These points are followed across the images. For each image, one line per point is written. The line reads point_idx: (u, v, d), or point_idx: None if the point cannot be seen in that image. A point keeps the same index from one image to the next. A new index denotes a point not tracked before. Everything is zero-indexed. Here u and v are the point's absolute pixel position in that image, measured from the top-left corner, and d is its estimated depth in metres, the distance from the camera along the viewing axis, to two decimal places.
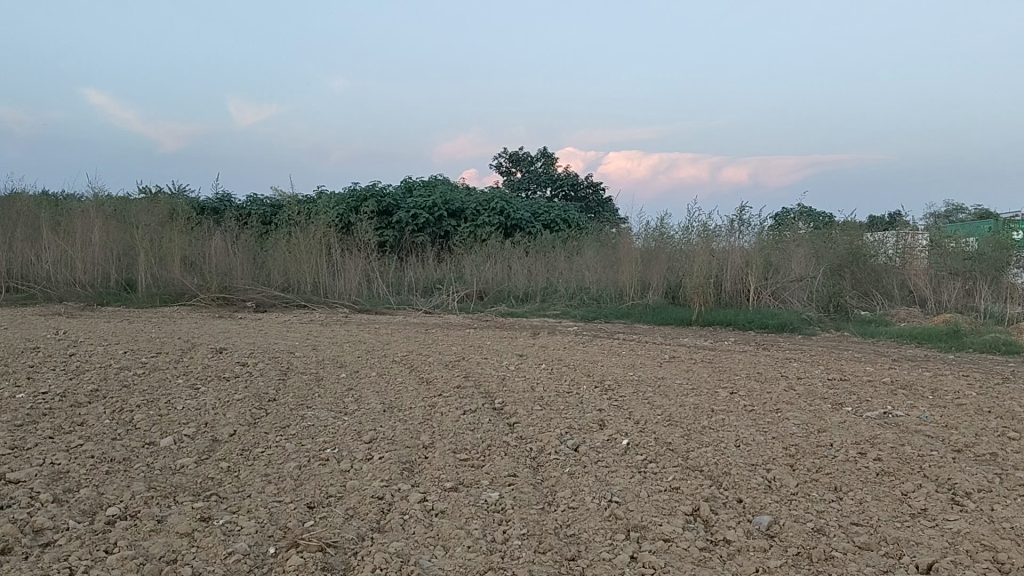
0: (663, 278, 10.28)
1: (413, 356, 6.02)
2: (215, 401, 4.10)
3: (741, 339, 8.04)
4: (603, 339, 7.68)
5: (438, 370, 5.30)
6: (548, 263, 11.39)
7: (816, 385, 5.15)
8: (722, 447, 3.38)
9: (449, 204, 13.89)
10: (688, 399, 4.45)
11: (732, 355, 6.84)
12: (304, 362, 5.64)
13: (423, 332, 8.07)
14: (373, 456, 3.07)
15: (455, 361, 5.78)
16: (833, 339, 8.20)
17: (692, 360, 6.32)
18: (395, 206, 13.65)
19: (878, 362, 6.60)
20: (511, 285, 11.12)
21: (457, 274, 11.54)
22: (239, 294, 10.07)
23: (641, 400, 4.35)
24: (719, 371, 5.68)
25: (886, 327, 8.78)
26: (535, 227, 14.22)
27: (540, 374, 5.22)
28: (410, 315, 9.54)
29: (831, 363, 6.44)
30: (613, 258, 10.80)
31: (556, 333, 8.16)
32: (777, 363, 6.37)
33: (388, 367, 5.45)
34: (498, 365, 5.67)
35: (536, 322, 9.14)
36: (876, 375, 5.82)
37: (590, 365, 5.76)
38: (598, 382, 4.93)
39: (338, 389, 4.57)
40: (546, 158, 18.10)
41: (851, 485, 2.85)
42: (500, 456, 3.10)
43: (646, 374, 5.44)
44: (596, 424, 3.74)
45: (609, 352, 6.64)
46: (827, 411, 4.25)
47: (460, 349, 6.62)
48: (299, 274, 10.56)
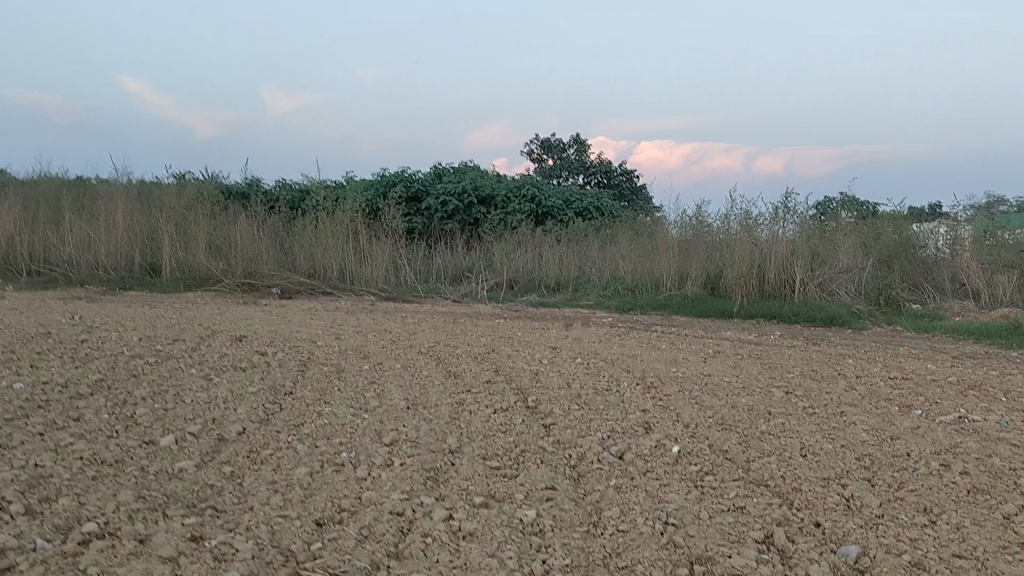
0: (702, 268, 9.85)
1: (440, 347, 5.68)
2: (226, 394, 3.80)
3: (787, 333, 7.62)
4: (641, 331, 7.30)
5: (467, 363, 4.94)
6: (582, 251, 11.01)
7: (877, 385, 4.73)
8: (787, 458, 3.00)
9: (479, 190, 13.55)
10: (741, 400, 4.07)
11: (779, 350, 6.42)
12: (325, 352, 5.33)
13: (451, 321, 7.73)
14: (393, 461, 2.72)
15: (485, 354, 5.43)
16: (886, 335, 7.74)
17: (738, 356, 5.91)
18: (423, 192, 13.34)
19: (939, 359, 6.14)
20: (543, 274, 10.75)
21: (487, 263, 11.21)
22: (264, 280, 9.82)
23: (689, 400, 3.98)
24: (768, 368, 5.27)
25: (941, 322, 8.28)
26: (567, 215, 13.83)
27: (576, 369, 4.86)
28: (439, 303, 9.22)
29: (888, 361, 6.00)
30: (648, 246, 10.38)
31: (590, 324, 7.79)
32: (829, 360, 5.94)
33: (414, 359, 5.11)
34: (531, 358, 5.31)
35: (570, 313, 8.76)
36: (939, 374, 5.37)
37: (629, 359, 5.38)
38: (641, 378, 4.55)
39: (359, 382, 4.24)
40: (579, 144, 17.65)
41: (944, 507, 2.46)
42: (536, 465, 2.74)
43: (691, 370, 5.05)
44: (642, 428, 3.38)
45: (647, 345, 6.25)
46: (896, 415, 3.83)
47: (491, 340, 6.26)
48: (325, 260, 10.27)
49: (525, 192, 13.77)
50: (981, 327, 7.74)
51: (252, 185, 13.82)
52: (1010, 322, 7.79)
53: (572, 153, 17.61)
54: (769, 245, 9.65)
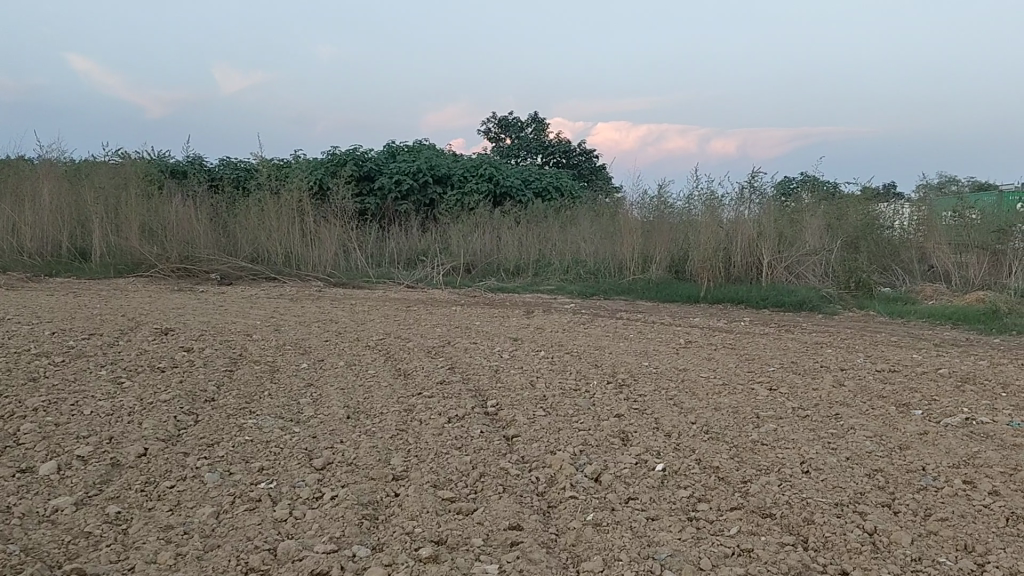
0: (667, 251, 9.45)
1: (389, 340, 5.17)
2: (134, 404, 3.29)
3: (756, 320, 7.24)
4: (605, 318, 6.85)
5: (418, 360, 4.44)
6: (541, 233, 10.53)
7: (868, 379, 4.33)
8: (788, 476, 2.58)
9: (434, 169, 12.99)
10: (723, 401, 3.65)
11: (754, 339, 6.01)
12: (261, 348, 4.80)
13: (403, 310, 7.22)
14: (322, 493, 2.25)
15: (438, 347, 4.94)
16: (859, 320, 7.39)
17: (713, 346, 5.49)
18: (376, 171, 12.75)
19: (922, 348, 5.78)
20: (502, 257, 10.29)
21: (443, 245, 10.72)
22: (201, 266, 9.21)
23: (667, 404, 3.55)
24: (747, 361, 4.85)
25: (914, 306, 7.98)
26: (526, 195, 13.35)
27: (540, 365, 4.40)
28: (390, 289, 8.69)
29: (869, 349, 5.62)
30: (610, 227, 9.94)
31: (551, 311, 7.34)
32: (808, 349, 5.55)
33: (360, 355, 4.62)
34: (490, 352, 4.83)
35: (529, 299, 8.29)
36: (928, 364, 5.01)
37: (596, 352, 4.95)
38: (611, 377, 4.11)
39: (294, 386, 3.73)
40: (538, 123, 17.13)
41: (987, 544, 2.06)
42: (498, 494, 2.29)
43: (664, 363, 4.61)
44: (618, 439, 2.93)
45: (614, 335, 5.81)
46: (897, 418, 3.44)
47: (445, 331, 5.76)
48: (269, 243, 9.69)
49: (482, 171, 13.28)
50: (956, 312, 7.44)
51: (194, 164, 13.13)
52: (987, 307, 7.50)
53: (530, 132, 17.08)
54: (735, 226, 9.25)
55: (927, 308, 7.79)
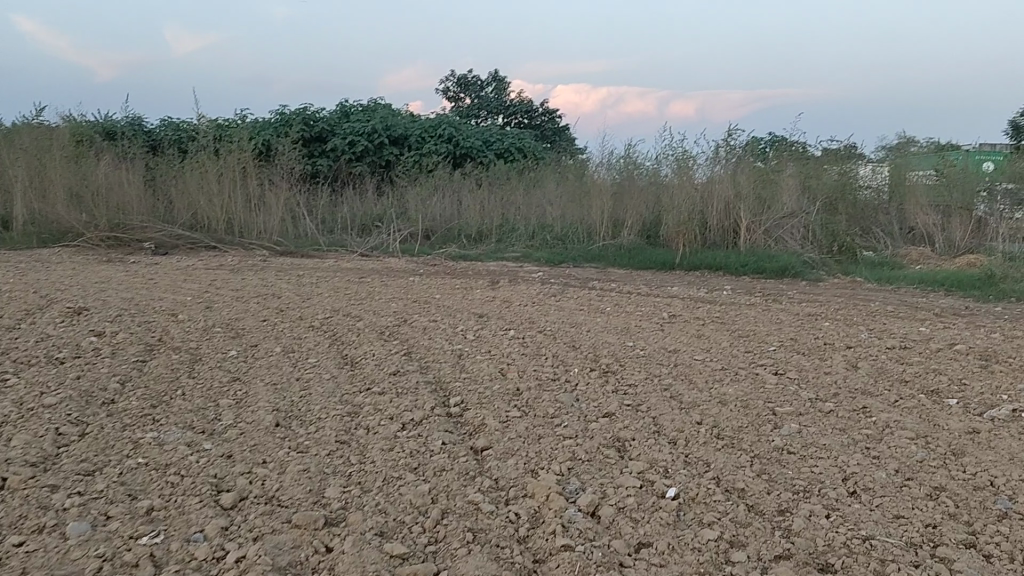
0: (639, 215, 8.88)
1: (336, 320, 4.53)
2: (9, 412, 2.64)
3: (739, 288, 6.72)
4: (577, 289, 6.27)
5: (368, 344, 3.82)
6: (505, 194, 9.90)
7: (882, 360, 3.81)
8: (835, 502, 2.04)
9: (390, 130, 12.26)
10: (728, 392, 3.09)
11: (742, 311, 5.48)
12: (186, 332, 4.13)
13: (354, 282, 6.56)
14: (225, 555, 1.65)
15: (391, 328, 4.32)
16: (846, 287, 6.91)
17: (699, 321, 4.94)
18: (328, 132, 12.00)
19: (923, 319, 5.29)
20: (463, 223, 9.65)
21: (400, 210, 10.05)
22: (134, 234, 8.54)
23: (664, 398, 2.99)
24: (741, 338, 4.30)
25: (902, 271, 7.52)
26: (487, 156, 12.69)
27: (510, 349, 3.82)
28: (343, 258, 8.03)
29: (869, 322, 5.11)
30: (577, 189, 9.33)
31: (517, 281, 6.74)
32: (804, 322, 5.02)
33: (302, 338, 3.99)
34: (451, 332, 4.22)
35: (493, 268, 7.68)
36: (939, 339, 4.51)
37: (572, 330, 4.37)
38: (594, 364, 3.53)
39: (217, 381, 3.10)
40: (498, 81, 16.37)
41: None
42: (467, 549, 1.70)
43: (651, 344, 4.05)
44: (613, 451, 2.36)
45: (589, 309, 5.22)
46: (935, 411, 2.92)
47: (401, 308, 5.13)
48: (209, 209, 8.96)
49: (441, 131, 12.57)
50: (948, 278, 7.00)
51: (132, 124, 12.25)
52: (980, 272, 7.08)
53: (491, 90, 16.32)
54: (709, 185, 8.68)
55: (915, 273, 7.36)
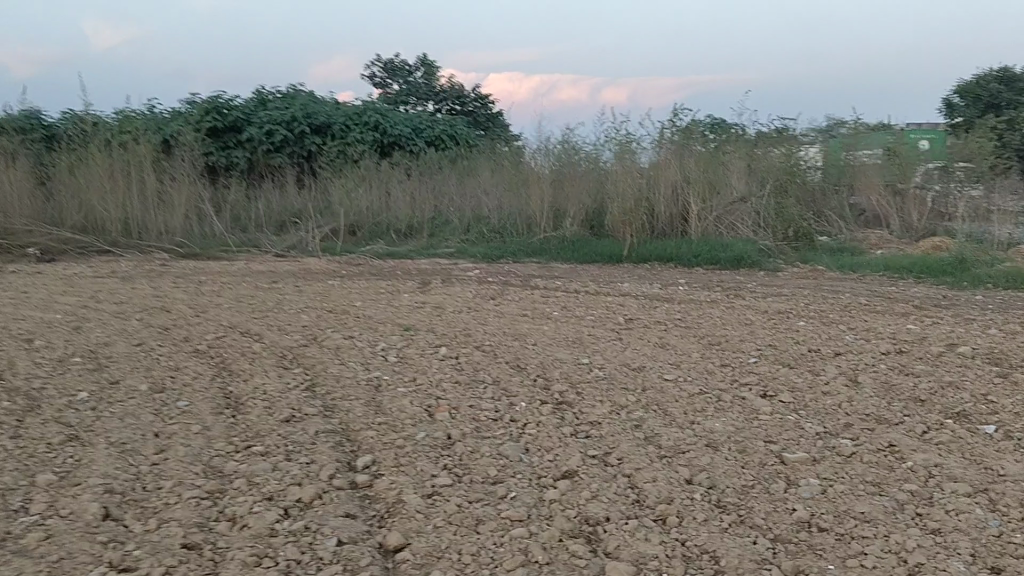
0: (581, 203, 8.20)
1: (230, 341, 3.75)
2: None
3: (694, 282, 6.12)
4: (517, 289, 5.57)
5: (261, 377, 3.06)
6: (436, 184, 9.13)
7: (884, 373, 3.19)
8: None
9: (312, 117, 11.36)
10: (717, 430, 2.43)
11: (705, 310, 4.84)
12: (33, 365, 3.31)
13: (263, 288, 5.75)
14: None
15: (296, 350, 3.55)
16: (808, 277, 6.38)
17: (660, 325, 4.28)
18: (244, 121, 11.09)
19: (905, 314, 4.73)
20: (391, 216, 8.87)
21: (322, 205, 9.22)
22: (17, 239, 7.47)
23: (638, 443, 2.32)
24: (714, 348, 3.65)
25: (864, 257, 7.03)
26: (417, 144, 11.88)
27: (440, 374, 3.09)
28: (255, 260, 7.22)
29: (847, 319, 4.52)
30: (513, 177, 8.61)
31: (450, 281, 6.02)
32: (777, 322, 4.41)
33: (182, 370, 3.21)
34: (369, 353, 3.48)
35: (425, 266, 6.96)
36: (934, 339, 3.95)
37: (516, 344, 3.67)
38: (545, 392, 2.84)
39: (47, 444, 2.32)
40: (427, 66, 15.51)
41: None
42: None
43: (610, 360, 3.37)
44: (583, 545, 1.68)
45: (531, 315, 4.52)
46: (981, 447, 2.31)
47: (313, 321, 4.37)
48: (104, 210, 8.00)
49: (367, 119, 11.73)
50: (915, 263, 6.52)
51: (25, 115, 11.14)
52: (949, 256, 6.60)
53: (420, 76, 15.46)
54: (655, 169, 8.04)
55: (878, 259, 6.86)
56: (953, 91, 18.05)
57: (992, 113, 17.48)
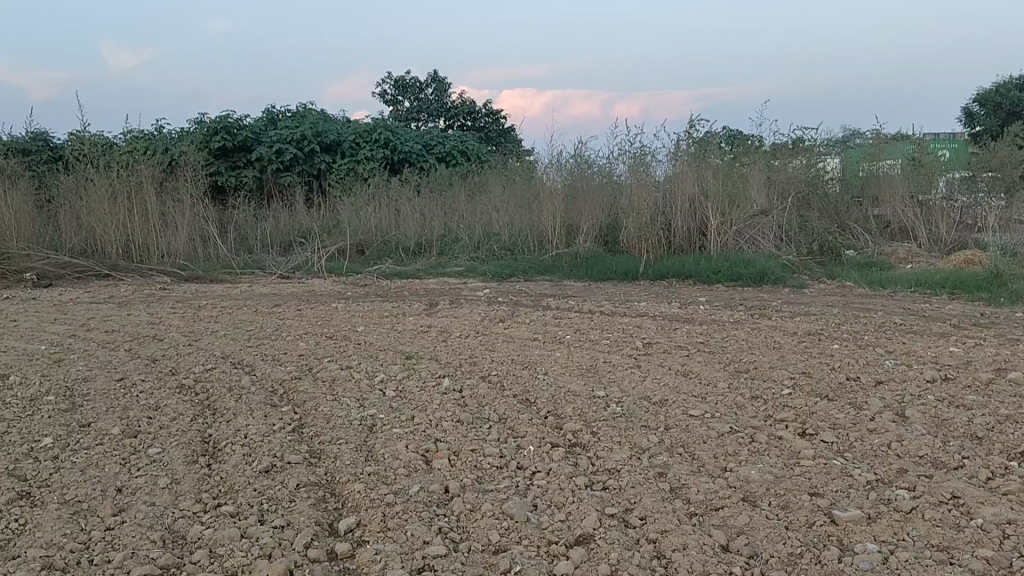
0: (595, 219, 7.92)
1: (218, 374, 3.49)
2: None
3: (715, 300, 5.83)
4: (528, 311, 5.29)
5: (245, 417, 2.79)
6: (446, 201, 8.87)
7: (933, 406, 2.88)
8: None
9: (322, 135, 11.14)
10: (751, 480, 2.15)
11: (728, 332, 4.54)
12: (3, 404, 3.07)
13: (263, 313, 5.50)
14: None
15: (287, 384, 3.29)
16: (835, 294, 6.07)
17: (681, 350, 3.99)
18: (253, 140, 10.90)
19: (943, 334, 4.40)
20: (400, 235, 8.61)
21: (329, 224, 8.98)
22: (15, 264, 7.27)
23: (662, 497, 2.03)
24: (742, 377, 3.35)
25: (893, 272, 6.70)
26: (428, 161, 11.63)
27: (442, 411, 2.82)
28: (258, 282, 6.98)
29: (882, 341, 4.20)
30: (525, 193, 8.34)
31: (459, 303, 5.75)
32: (807, 346, 4.10)
33: (163, 411, 2.95)
34: (365, 387, 3.20)
35: (433, 287, 6.70)
36: (982, 362, 3.63)
37: (526, 374, 3.39)
38: (556, 432, 2.55)
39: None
40: (438, 83, 15.30)
41: None
42: None
43: (628, 392, 3.08)
44: None
45: (544, 340, 4.24)
46: None
47: (311, 349, 4.10)
48: (104, 233, 7.79)
49: (376, 136, 11.51)
50: (948, 278, 6.19)
51: (30, 137, 11.01)
52: (984, 269, 6.26)
53: (430, 92, 15.24)
54: (671, 183, 7.74)
55: (908, 274, 6.54)
56: (973, 98, 17.63)
57: (1013, 121, 17.05)
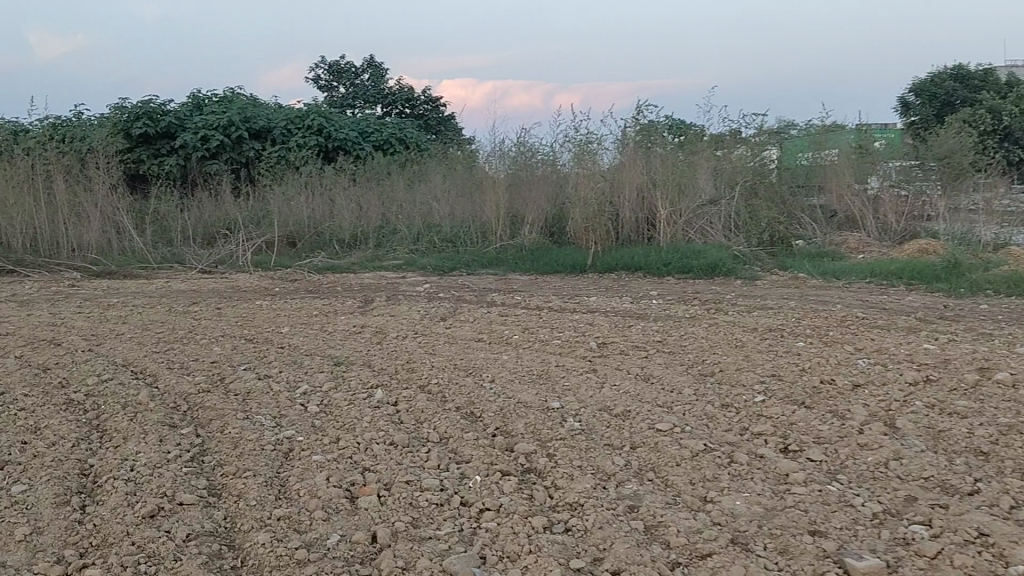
0: (540, 208, 7.55)
1: (115, 388, 3.04)
2: None
3: (667, 294, 5.52)
4: (470, 308, 4.91)
5: (138, 443, 2.37)
6: (383, 189, 8.37)
7: (923, 413, 2.59)
8: None
9: (251, 121, 10.54)
10: (738, 515, 1.81)
11: (686, 330, 4.22)
12: None
13: (180, 312, 5.00)
14: None
15: (194, 400, 2.85)
16: (791, 286, 5.82)
17: (639, 350, 3.65)
18: (177, 126, 10.27)
19: (911, 329, 4.15)
20: (334, 226, 8.14)
21: (258, 214, 8.44)
22: None
23: (638, 542, 1.69)
24: (709, 383, 3.03)
25: (847, 263, 6.51)
26: (364, 149, 11.11)
27: (371, 430, 2.42)
28: (178, 278, 6.46)
29: (850, 337, 3.93)
30: (466, 182, 7.93)
31: (396, 299, 5.34)
32: (773, 343, 3.80)
33: (41, 434, 2.50)
34: (284, 401, 2.79)
35: (369, 281, 6.27)
36: (961, 360, 3.36)
37: (469, 382, 3.00)
38: (505, 456, 2.19)
39: None
40: (375, 68, 14.76)
41: None
42: None
43: (585, 403, 2.73)
44: None
45: (489, 341, 3.86)
46: None
47: (227, 354, 3.66)
48: (8, 226, 7.16)
49: (309, 122, 10.95)
50: (903, 268, 6.00)
51: None
52: (941, 259, 6.08)
53: (367, 78, 14.69)
54: (618, 171, 7.40)
55: (862, 264, 6.34)
56: (909, 88, 17.71)
57: (947, 112, 17.23)
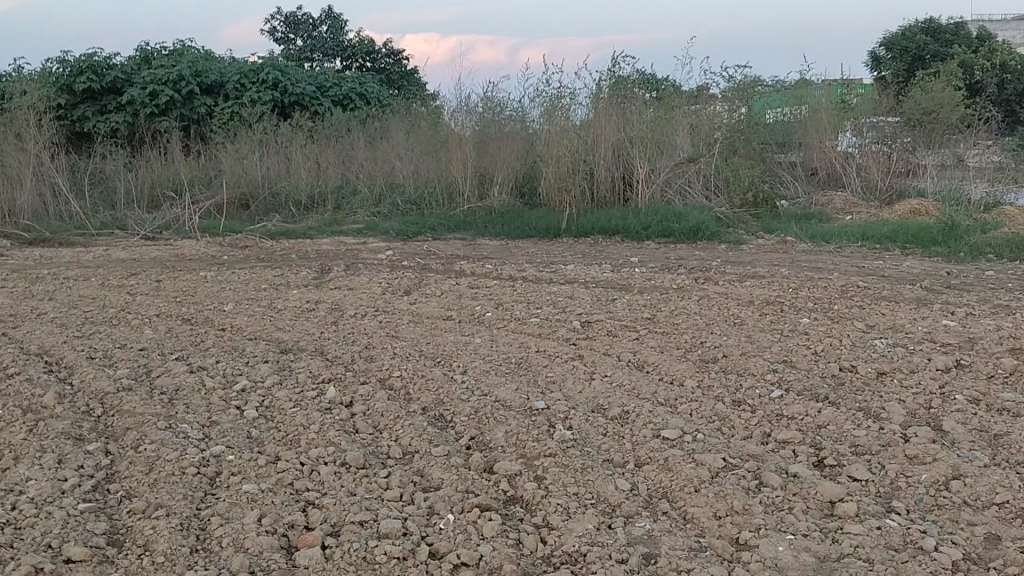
0: (510, 167, 7.09)
1: (18, 387, 2.57)
2: None
3: (649, 261, 5.12)
4: (436, 279, 4.47)
5: (31, 466, 1.92)
6: (342, 147, 7.83)
7: (969, 411, 2.22)
8: None
9: (202, 75, 9.87)
10: (783, 571, 1.44)
11: (675, 303, 3.82)
12: None
13: (112, 285, 4.49)
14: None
15: (110, 402, 2.40)
16: (779, 251, 5.44)
17: (627, 330, 3.24)
18: (123, 81, 9.59)
19: (920, 301, 3.79)
20: (289, 187, 7.60)
21: (207, 175, 7.87)
22: None
23: None
24: (714, 373, 2.63)
25: (836, 225, 6.16)
26: (323, 104, 10.49)
27: (320, 445, 1.99)
28: (117, 246, 5.92)
29: (857, 312, 3.56)
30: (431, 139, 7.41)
31: (355, 269, 4.88)
32: (775, 320, 3.41)
33: None
34: (218, 403, 2.34)
35: (327, 248, 5.78)
36: (988, 340, 3.00)
37: (436, 376, 2.57)
38: (484, 482, 1.78)
39: None
40: (333, 19, 14.00)
41: None
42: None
43: (573, 403, 2.32)
44: None
45: (458, 320, 3.43)
46: None
47: (158, 339, 3.19)
48: None
49: (264, 75, 10.28)
50: (897, 231, 5.65)
51: None
52: (936, 220, 5.73)
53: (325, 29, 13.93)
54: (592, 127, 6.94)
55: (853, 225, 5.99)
56: (880, 41, 17.29)
57: (917, 67, 16.89)
